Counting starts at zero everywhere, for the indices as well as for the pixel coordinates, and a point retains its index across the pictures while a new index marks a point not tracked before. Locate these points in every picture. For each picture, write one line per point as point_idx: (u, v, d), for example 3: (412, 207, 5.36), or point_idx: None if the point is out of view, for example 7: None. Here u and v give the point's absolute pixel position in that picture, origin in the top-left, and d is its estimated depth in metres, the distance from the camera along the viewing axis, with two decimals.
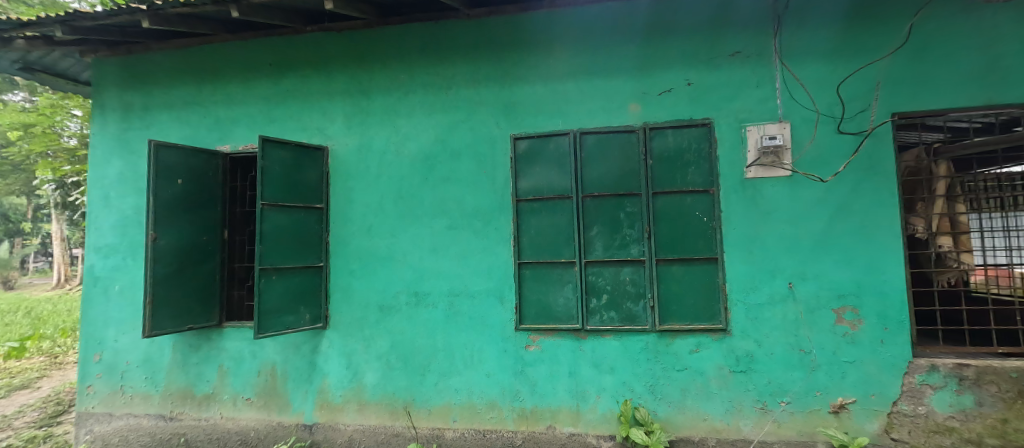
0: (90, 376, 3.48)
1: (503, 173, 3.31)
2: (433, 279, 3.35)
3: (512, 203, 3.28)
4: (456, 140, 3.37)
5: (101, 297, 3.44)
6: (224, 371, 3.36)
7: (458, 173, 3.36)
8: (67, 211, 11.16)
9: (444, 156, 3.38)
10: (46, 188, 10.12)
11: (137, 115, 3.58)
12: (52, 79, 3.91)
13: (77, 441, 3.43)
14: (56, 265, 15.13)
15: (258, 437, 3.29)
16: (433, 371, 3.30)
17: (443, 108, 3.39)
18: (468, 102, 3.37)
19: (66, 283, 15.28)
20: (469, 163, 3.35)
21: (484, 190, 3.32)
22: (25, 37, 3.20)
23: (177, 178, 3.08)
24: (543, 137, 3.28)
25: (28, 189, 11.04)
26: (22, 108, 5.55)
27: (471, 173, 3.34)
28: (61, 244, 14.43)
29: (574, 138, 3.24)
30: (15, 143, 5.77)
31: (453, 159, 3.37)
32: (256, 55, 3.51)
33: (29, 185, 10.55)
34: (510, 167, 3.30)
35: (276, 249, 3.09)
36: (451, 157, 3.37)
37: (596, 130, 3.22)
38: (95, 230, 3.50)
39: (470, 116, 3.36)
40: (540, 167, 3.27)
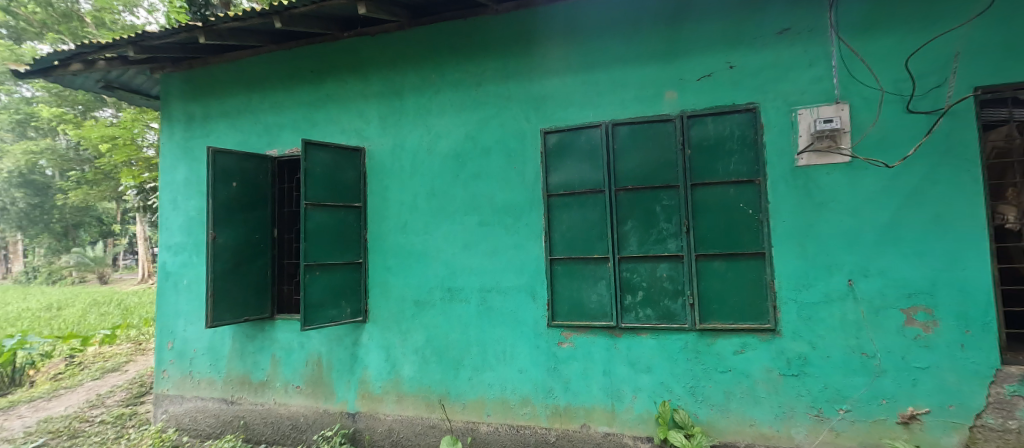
0: (165, 361, 3.87)
1: (534, 168, 3.28)
2: (466, 275, 3.39)
3: (543, 198, 3.24)
4: (486, 137, 3.39)
5: (172, 291, 3.81)
6: (277, 360, 3.60)
7: (489, 169, 3.37)
8: (148, 215, 12.52)
9: (475, 153, 3.41)
10: (131, 195, 11.40)
11: (198, 124, 3.91)
12: (130, 95, 4.38)
13: (155, 420, 3.84)
14: (142, 262, 16.98)
15: (307, 423, 3.51)
16: (467, 365, 3.35)
17: (473, 104, 3.42)
18: (498, 98, 3.37)
19: (150, 279, 17.13)
20: (500, 159, 3.35)
21: (515, 185, 3.31)
22: (104, 58, 3.58)
23: (232, 181, 3.33)
24: (573, 130, 3.21)
25: (117, 196, 12.47)
26: (110, 123, 6.30)
27: (501, 170, 3.34)
28: (145, 243, 16.18)
29: (605, 130, 3.14)
30: (105, 155, 6.56)
31: (484, 155, 3.39)
32: (299, 63, 3.72)
33: (118, 192, 11.91)
34: (540, 162, 3.26)
35: (319, 246, 3.28)
36: (482, 153, 3.39)
37: (628, 120, 3.10)
38: (166, 230, 3.88)
39: (499, 112, 3.36)
40: (571, 160, 3.21)
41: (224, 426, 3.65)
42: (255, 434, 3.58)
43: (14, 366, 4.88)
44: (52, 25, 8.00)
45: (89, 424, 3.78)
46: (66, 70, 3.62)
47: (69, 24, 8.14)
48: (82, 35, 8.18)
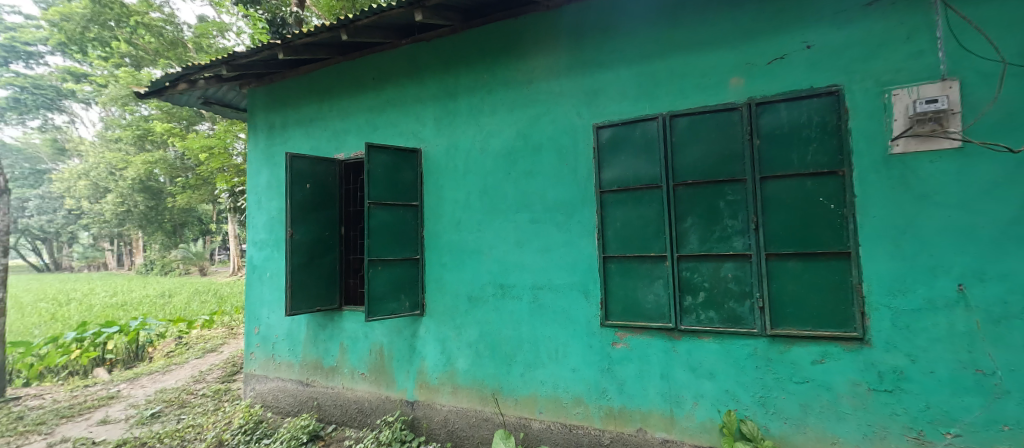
0: (252, 344, 4.32)
1: (587, 164, 3.20)
2: (518, 272, 3.41)
3: (596, 194, 3.16)
4: (538, 135, 3.36)
5: (257, 282, 4.24)
6: (344, 348, 3.87)
7: (540, 166, 3.34)
8: (238, 215, 14.04)
9: (526, 151, 3.40)
10: (223, 198, 12.85)
11: (277, 132, 4.31)
12: (223, 109, 4.93)
13: (245, 396, 4.30)
14: (233, 257, 19.05)
15: (371, 407, 3.74)
16: (520, 362, 3.37)
17: (524, 102, 3.41)
18: (550, 95, 3.33)
19: (239, 272, 19.18)
20: (552, 156, 3.31)
21: (567, 181, 3.25)
22: (203, 77, 4.05)
23: (305, 183, 3.61)
24: (628, 124, 3.08)
25: (212, 198, 14.10)
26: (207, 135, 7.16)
27: (553, 167, 3.30)
28: (235, 240, 18.15)
29: (663, 122, 2.98)
30: (204, 162, 7.46)
31: (535, 153, 3.37)
32: (362, 71, 3.95)
33: (213, 195, 13.47)
34: (593, 157, 3.18)
35: (381, 243, 3.47)
36: (533, 151, 3.37)
37: (688, 111, 2.91)
38: (253, 228, 4.32)
39: (551, 109, 3.32)
40: (626, 155, 3.08)
41: (301, 405, 4.00)
42: (326, 414, 3.89)
43: (135, 344, 5.92)
44: (163, 52, 9.17)
45: (194, 397, 4.33)
46: (174, 89, 4.14)
47: (175, 50, 9.32)
48: (185, 59, 9.30)
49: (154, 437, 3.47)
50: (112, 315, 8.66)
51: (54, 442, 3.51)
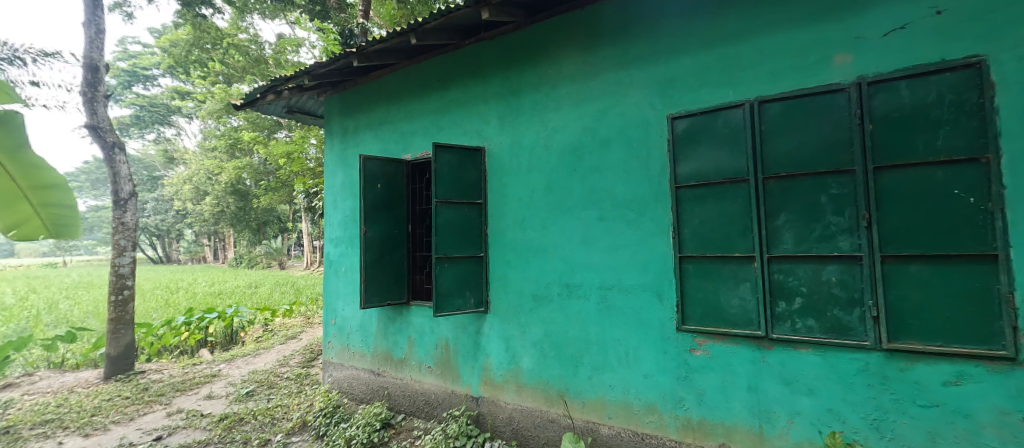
0: (330, 334, 4.62)
1: (659, 158, 3.03)
2: (584, 271, 3.33)
3: (671, 190, 2.96)
4: (606, 129, 3.26)
5: (334, 276, 4.53)
6: (412, 341, 4.02)
7: (608, 162, 3.23)
8: (314, 214, 15.23)
9: (592, 146, 3.31)
10: (301, 198, 13.98)
11: (351, 136, 4.56)
12: (304, 116, 5.31)
13: (323, 380, 4.61)
14: (309, 252, 20.67)
15: (437, 400, 3.85)
16: (587, 364, 3.29)
17: (590, 96, 3.32)
18: (617, 87, 3.21)
19: (315, 267, 20.81)
20: (619, 151, 3.19)
21: (638, 177, 3.11)
22: (288, 88, 4.37)
23: (377, 183, 3.79)
24: (708, 114, 2.82)
25: (291, 199, 15.39)
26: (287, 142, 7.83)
27: (621, 162, 3.18)
28: (311, 237, 19.67)
29: (750, 109, 2.68)
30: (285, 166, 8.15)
31: (602, 148, 3.27)
32: (428, 74, 4.05)
33: (292, 195, 14.69)
34: (668, 151, 2.98)
35: (447, 240, 3.55)
36: (600, 146, 3.28)
37: (781, 95, 2.58)
38: (330, 226, 4.62)
39: (619, 102, 3.20)
40: (706, 147, 2.83)
41: (373, 393, 4.22)
42: (396, 403, 4.06)
43: (231, 328, 6.62)
44: (248, 69, 10.04)
45: (280, 379, 4.72)
46: (264, 101, 4.52)
47: (260, 67, 10.23)
48: (267, 74, 10.12)
49: (249, 413, 3.80)
50: (212, 303, 9.71)
51: (171, 411, 3.95)
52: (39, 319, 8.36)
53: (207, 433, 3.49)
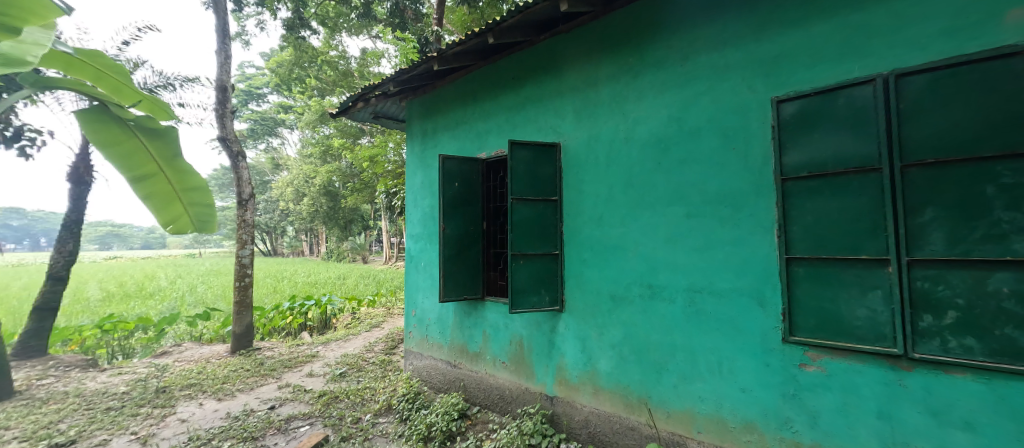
0: (410, 325, 4.86)
1: (761, 148, 2.72)
2: (669, 272, 3.12)
3: (776, 183, 2.62)
4: (694, 117, 3.01)
5: (414, 270, 4.75)
6: (487, 336, 4.08)
7: (697, 154, 2.99)
8: (393, 213, 16.34)
9: (678, 137, 3.08)
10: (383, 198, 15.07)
11: (429, 138, 4.75)
12: (387, 121, 5.65)
13: (404, 367, 4.87)
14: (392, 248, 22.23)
15: (511, 396, 3.87)
16: (672, 372, 3.08)
17: (676, 84, 3.10)
18: (708, 72, 2.96)
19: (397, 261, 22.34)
20: (710, 141, 2.93)
21: (735, 170, 2.82)
22: (375, 96, 4.65)
23: (455, 181, 3.90)
24: (826, 93, 2.44)
25: (374, 199, 16.64)
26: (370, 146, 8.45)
27: (712, 154, 2.92)
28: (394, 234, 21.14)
29: (883, 85, 2.26)
30: (368, 168, 8.81)
31: (689, 139, 3.03)
32: (503, 73, 4.08)
33: (375, 195, 15.87)
34: (773, 138, 2.65)
35: (522, 237, 3.55)
36: (688, 136, 3.03)
37: (927, 65, 2.15)
38: (410, 223, 4.85)
39: (711, 87, 2.94)
40: (823, 132, 2.45)
41: (450, 383, 4.36)
42: (471, 395, 4.15)
43: (325, 314, 7.34)
44: (338, 82, 10.93)
45: (366, 363, 5.10)
46: (353, 109, 4.86)
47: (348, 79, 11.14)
48: (354, 86, 10.93)
49: (343, 392, 4.12)
50: (311, 292, 10.79)
51: (281, 384, 4.40)
52: (181, 300, 9.91)
53: (309, 407, 3.83)
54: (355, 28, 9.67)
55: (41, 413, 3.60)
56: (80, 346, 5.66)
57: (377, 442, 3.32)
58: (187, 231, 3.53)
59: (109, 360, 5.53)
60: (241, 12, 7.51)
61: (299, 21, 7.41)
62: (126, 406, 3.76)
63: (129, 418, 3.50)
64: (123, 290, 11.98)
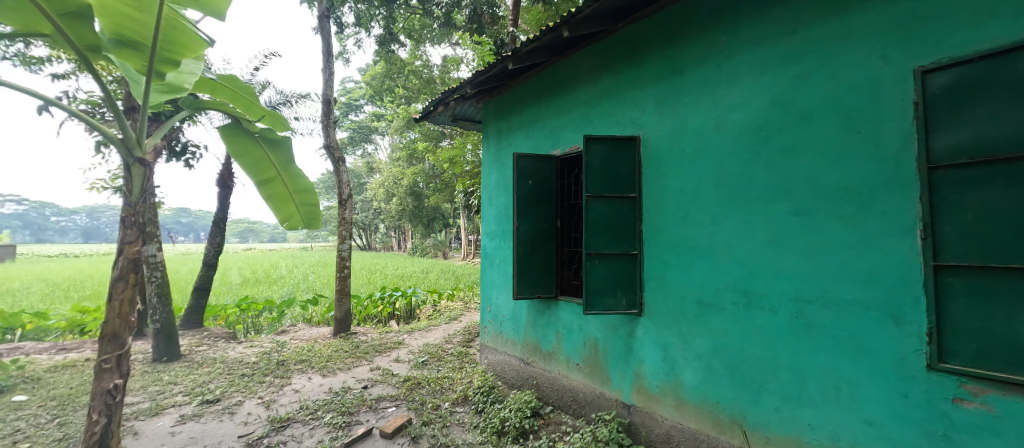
0: (485, 321, 4.97)
1: (896, 133, 2.27)
2: (768, 277, 2.76)
3: (921, 175, 2.17)
4: (803, 99, 2.61)
5: (490, 267, 4.85)
6: (560, 336, 4.01)
7: (807, 143, 2.59)
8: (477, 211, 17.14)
9: (782, 124, 2.71)
10: (467, 198, 15.88)
11: (504, 137, 4.80)
12: (465, 123, 5.87)
13: (480, 361, 5.01)
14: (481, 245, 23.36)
15: (585, 399, 3.76)
16: (774, 392, 2.72)
17: (779, 63, 2.72)
18: (823, 45, 2.54)
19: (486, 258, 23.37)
20: (824, 126, 2.52)
21: (859, 161, 2.39)
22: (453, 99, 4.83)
23: (528, 179, 3.92)
24: (998, 62, 1.99)
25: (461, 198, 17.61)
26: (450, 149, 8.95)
27: (828, 141, 2.51)
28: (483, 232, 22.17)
29: None
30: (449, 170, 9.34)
31: (796, 125, 2.64)
32: (578, 67, 3.97)
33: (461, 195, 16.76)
34: (917, 121, 2.20)
35: (597, 236, 3.42)
36: (797, 122, 2.64)
37: None
38: (486, 221, 4.97)
39: (827, 63, 2.52)
40: (990, 111, 2.00)
41: (523, 380, 4.37)
42: (544, 394, 4.12)
43: (410, 305, 7.96)
44: (423, 89, 11.67)
45: (446, 354, 5.39)
46: (434, 113, 5.10)
47: (433, 86, 11.87)
48: (436, 93, 11.57)
49: (425, 380, 4.41)
50: (401, 284, 11.70)
51: (371, 367, 4.85)
52: (297, 286, 11.48)
53: (395, 390, 4.17)
54: (435, 37, 10.22)
55: (197, 374, 4.50)
56: (224, 321, 6.89)
57: (454, 430, 3.48)
58: (299, 229, 3.94)
59: (244, 334, 6.67)
60: (342, 33, 8.39)
61: (388, 36, 8.06)
62: (254, 374, 4.51)
63: (256, 385, 4.18)
64: (256, 277, 14.24)
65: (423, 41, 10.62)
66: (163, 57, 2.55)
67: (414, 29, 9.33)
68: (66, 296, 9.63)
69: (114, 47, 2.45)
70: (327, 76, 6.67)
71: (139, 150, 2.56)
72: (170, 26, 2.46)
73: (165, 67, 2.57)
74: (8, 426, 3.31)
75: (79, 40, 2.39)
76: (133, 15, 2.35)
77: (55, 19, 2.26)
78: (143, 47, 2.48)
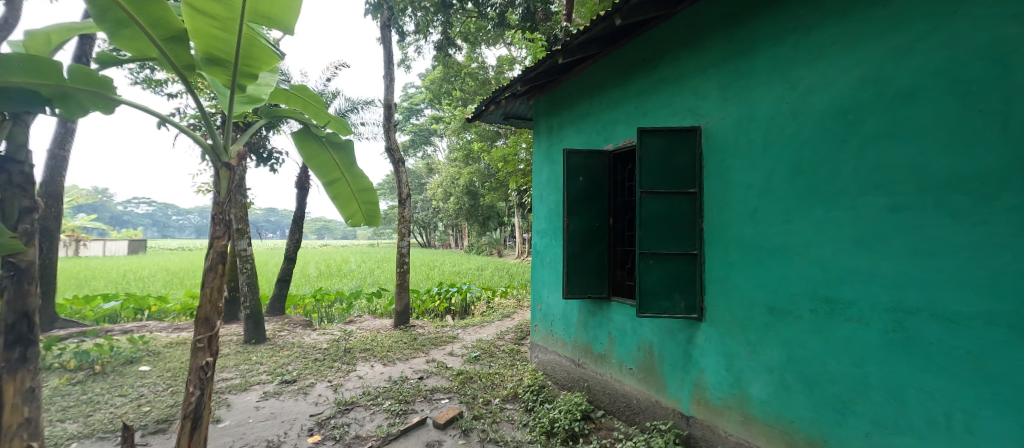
0: (536, 319, 4.93)
1: None
2: (854, 283, 2.40)
3: None
4: (902, 76, 2.24)
5: (540, 265, 4.80)
6: (613, 339, 3.86)
7: (907, 127, 2.22)
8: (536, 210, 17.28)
9: (874, 106, 2.34)
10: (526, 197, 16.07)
11: (556, 133, 4.72)
12: (518, 121, 5.89)
13: (531, 360, 4.99)
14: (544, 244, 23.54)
15: (639, 406, 3.58)
16: (862, 414, 2.37)
17: (870, 35, 2.35)
18: (929, 11, 2.15)
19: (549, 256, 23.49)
20: (931, 107, 2.14)
21: (980, 146, 2.00)
22: (505, 97, 4.84)
23: (579, 176, 3.83)
24: None
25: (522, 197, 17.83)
26: (505, 149, 9.10)
27: (935, 125, 2.13)
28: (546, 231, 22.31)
29: None
30: (505, 170, 9.50)
31: (893, 107, 2.27)
32: (633, 57, 3.77)
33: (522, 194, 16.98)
34: None
35: (652, 235, 3.22)
36: (894, 103, 2.27)
37: None
38: (537, 218, 4.92)
39: (934, 30, 2.14)
40: None
41: (574, 382, 4.27)
42: (596, 398, 3.99)
43: (465, 301, 8.23)
44: (478, 91, 11.87)
45: (498, 350, 5.47)
46: (487, 112, 5.16)
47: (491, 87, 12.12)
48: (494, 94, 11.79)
49: (477, 375, 4.51)
50: (459, 280, 12.06)
51: (427, 359, 5.07)
52: (365, 280, 12.38)
53: (449, 383, 4.32)
54: (491, 38, 10.35)
55: (279, 356, 5.05)
56: (302, 310, 7.63)
57: (503, 427, 3.50)
58: (361, 226, 4.22)
59: (319, 321, 7.39)
60: (403, 41, 8.85)
61: (446, 41, 8.32)
62: (325, 359, 4.94)
63: (326, 369, 4.58)
64: (333, 270, 15.58)
65: (481, 44, 10.82)
66: (243, 71, 2.79)
67: (471, 32, 9.53)
68: (180, 285, 11.21)
69: (205, 65, 2.71)
70: (388, 83, 7.05)
71: (226, 154, 2.68)
72: (249, 43, 2.69)
73: (245, 80, 2.81)
74: (135, 391, 3.98)
75: (177, 60, 2.63)
76: (221, 35, 2.60)
77: (158, 43, 2.51)
78: (227, 64, 2.72)
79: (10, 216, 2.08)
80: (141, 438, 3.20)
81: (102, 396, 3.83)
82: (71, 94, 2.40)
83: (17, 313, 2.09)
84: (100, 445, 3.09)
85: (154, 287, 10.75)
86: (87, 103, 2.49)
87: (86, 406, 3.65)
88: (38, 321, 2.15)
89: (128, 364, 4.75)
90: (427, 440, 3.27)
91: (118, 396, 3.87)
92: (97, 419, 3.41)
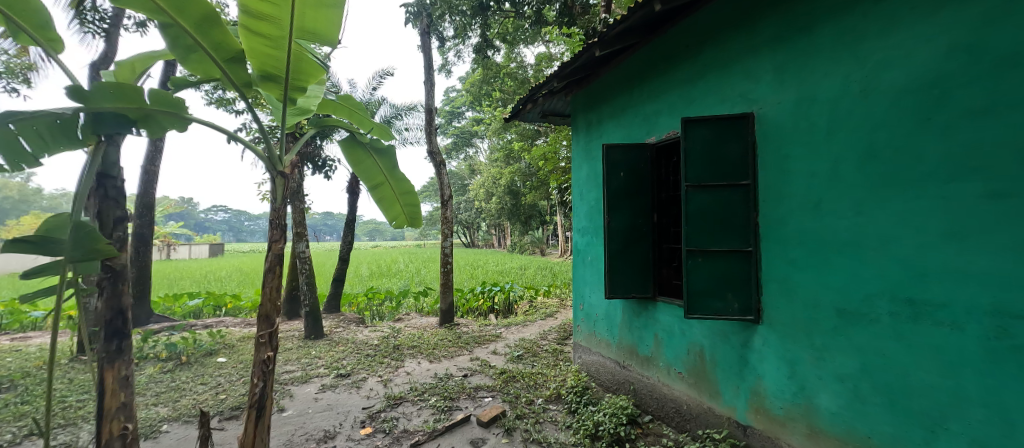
0: (579, 320, 4.82)
1: None
2: (943, 283, 2.08)
3: None
4: (1002, 41, 1.92)
5: (582, 263, 4.69)
6: (660, 340, 3.68)
7: (1010, 101, 1.90)
8: None
9: (966, 79, 2.03)
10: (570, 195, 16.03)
11: (595, 128, 4.61)
12: (556, 118, 5.84)
13: (575, 360, 4.89)
14: None
15: (691, 412, 3.38)
16: (957, 432, 2.05)
17: None
18: None
19: None
20: None
21: None
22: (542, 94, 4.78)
23: (620, 171, 3.73)
24: None
25: None
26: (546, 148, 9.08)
27: None
28: None
29: None
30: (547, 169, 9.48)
31: (991, 77, 1.95)
32: (675, 43, 3.59)
33: None
34: None
35: (700, 231, 3.04)
36: (993, 73, 1.95)
37: None
38: (578, 216, 4.82)
39: None
40: None
41: (620, 384, 4.13)
42: (643, 402, 3.83)
43: (508, 300, 8.31)
44: (517, 91, 11.90)
45: (541, 350, 5.45)
46: (524, 110, 5.13)
47: None
48: None
49: (520, 374, 4.51)
50: (500, 279, 12.17)
51: (471, 357, 5.16)
52: (412, 279, 12.93)
53: (492, 381, 4.37)
54: (530, 36, 10.27)
55: (335, 351, 5.39)
56: (356, 308, 8.09)
57: (546, 428, 3.47)
58: (404, 227, 4.41)
59: (371, 318, 7.83)
60: (443, 46, 9.10)
61: (485, 43, 8.38)
62: (376, 354, 5.20)
63: (377, 364, 4.81)
64: (386, 270, 16.39)
65: (519, 43, 10.83)
66: (293, 84, 3.01)
67: (509, 32, 9.52)
68: (252, 284, 12.34)
69: (260, 81, 2.93)
70: (429, 88, 7.26)
71: (281, 164, 2.69)
72: (297, 58, 2.89)
73: (296, 93, 3.03)
74: (213, 380, 4.43)
75: (237, 79, 2.84)
76: (273, 53, 2.81)
77: (220, 64, 2.72)
78: (279, 79, 2.93)
79: (106, 225, 2.33)
80: (218, 423, 3.56)
81: (186, 384, 4.31)
82: (152, 114, 2.58)
83: (112, 310, 2.33)
84: (184, 428, 3.48)
85: (228, 286, 11.85)
86: (164, 121, 2.65)
87: (174, 392, 4.12)
88: (130, 317, 2.40)
89: (208, 356, 5.31)
90: (471, 438, 3.31)
91: (200, 384, 4.33)
92: (183, 404, 3.83)
